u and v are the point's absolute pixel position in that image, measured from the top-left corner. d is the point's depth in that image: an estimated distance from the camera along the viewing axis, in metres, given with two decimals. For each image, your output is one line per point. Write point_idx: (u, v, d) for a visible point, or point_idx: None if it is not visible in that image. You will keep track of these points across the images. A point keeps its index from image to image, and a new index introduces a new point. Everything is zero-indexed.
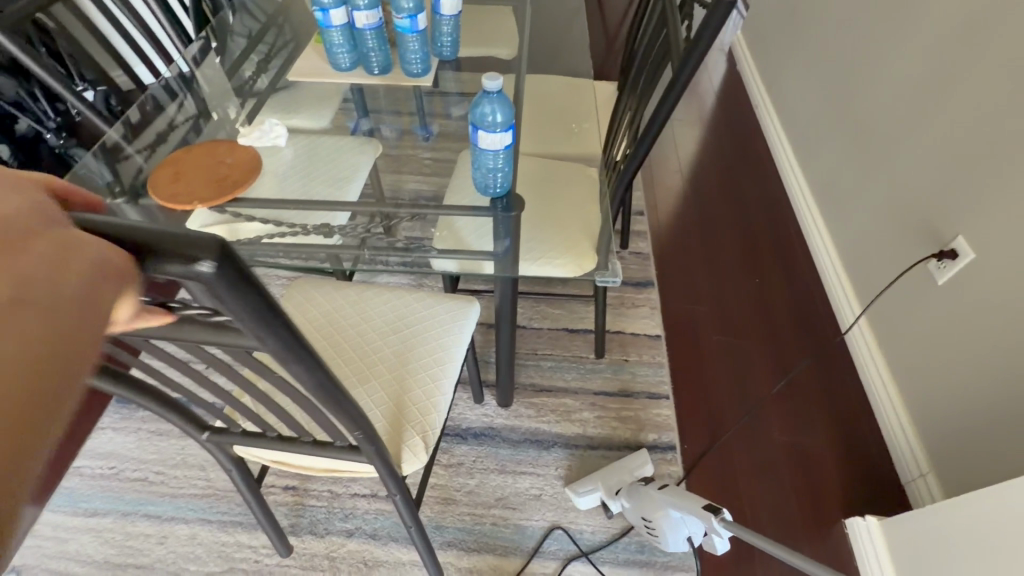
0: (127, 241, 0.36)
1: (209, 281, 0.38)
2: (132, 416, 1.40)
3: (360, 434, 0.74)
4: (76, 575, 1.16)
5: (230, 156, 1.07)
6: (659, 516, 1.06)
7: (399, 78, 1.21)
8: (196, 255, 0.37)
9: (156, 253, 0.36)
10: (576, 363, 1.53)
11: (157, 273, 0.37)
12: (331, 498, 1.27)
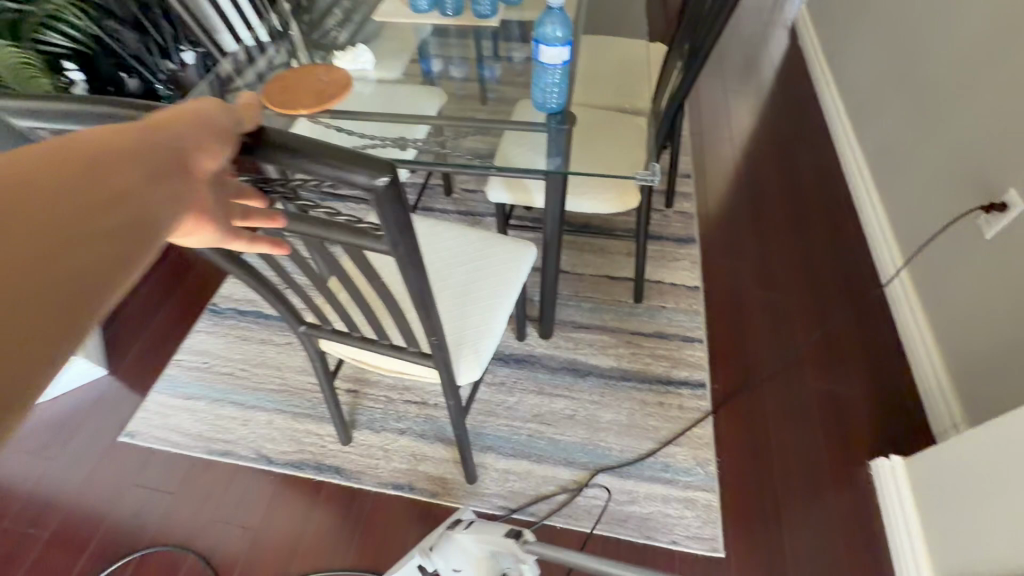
0: (325, 158, 0.50)
1: (379, 192, 0.51)
2: (223, 322, 1.61)
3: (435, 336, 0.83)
4: (176, 442, 1.38)
5: (326, 75, 1.25)
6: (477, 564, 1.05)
7: (470, 19, 1.41)
8: (383, 168, 0.50)
9: (347, 164, 0.49)
10: (614, 306, 1.63)
11: (345, 178, 0.50)
12: (387, 401, 1.43)
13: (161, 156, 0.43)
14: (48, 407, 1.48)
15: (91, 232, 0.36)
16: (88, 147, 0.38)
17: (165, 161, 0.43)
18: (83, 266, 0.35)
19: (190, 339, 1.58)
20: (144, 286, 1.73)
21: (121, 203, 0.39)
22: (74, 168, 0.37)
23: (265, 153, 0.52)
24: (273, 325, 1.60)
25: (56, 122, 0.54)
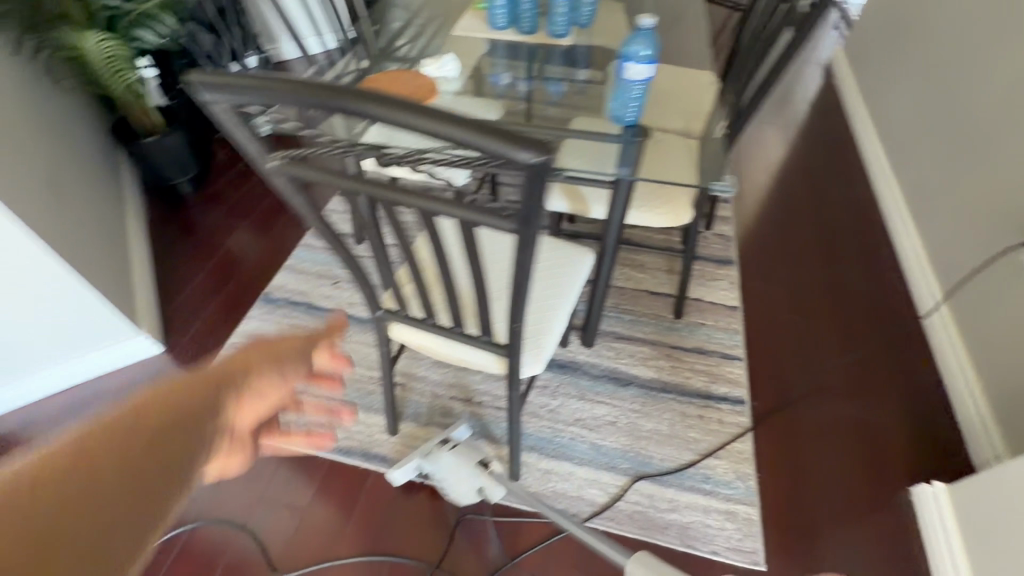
0: (491, 135, 0.52)
1: (535, 167, 0.52)
2: (275, 311, 1.68)
3: (517, 323, 0.86)
4: None
5: (415, 82, 1.33)
6: (450, 478, 1.17)
7: (544, 38, 1.48)
8: (543, 148, 0.52)
9: (511, 141, 0.52)
10: (655, 320, 1.66)
11: (506, 153, 0.52)
12: (433, 396, 1.48)
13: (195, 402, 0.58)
14: (102, 379, 1.53)
15: (116, 470, 0.50)
16: (144, 406, 0.55)
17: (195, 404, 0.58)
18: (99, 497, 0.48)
19: (244, 326, 1.65)
20: (201, 273, 1.81)
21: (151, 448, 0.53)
22: (126, 427, 0.53)
23: (426, 131, 0.54)
24: (324, 317, 1.66)
25: (226, 93, 0.58)
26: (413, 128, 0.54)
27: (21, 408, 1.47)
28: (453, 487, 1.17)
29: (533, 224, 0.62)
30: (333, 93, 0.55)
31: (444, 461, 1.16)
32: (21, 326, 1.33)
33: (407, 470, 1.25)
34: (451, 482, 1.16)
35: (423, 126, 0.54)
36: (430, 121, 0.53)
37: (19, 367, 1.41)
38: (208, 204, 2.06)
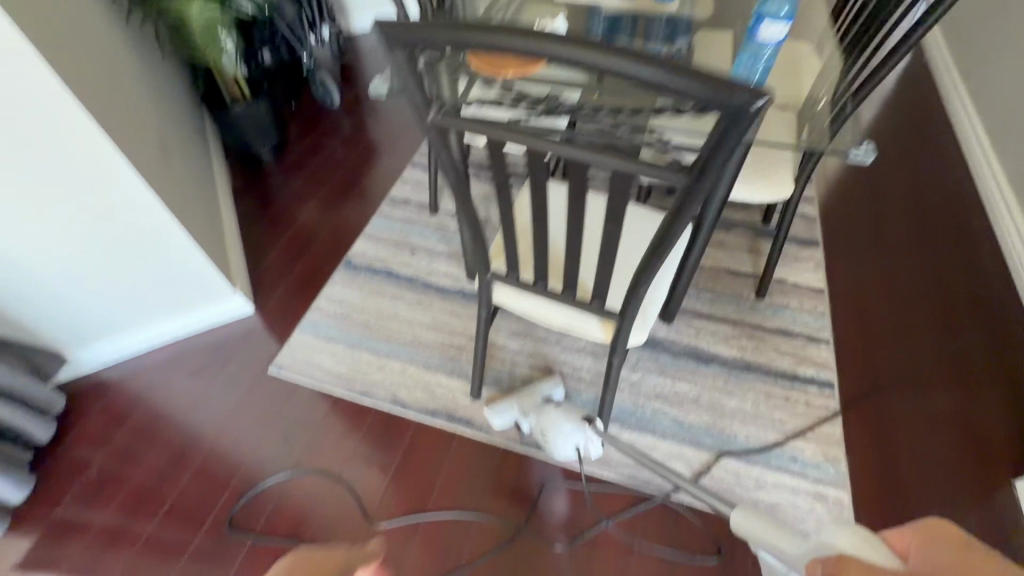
0: (703, 80, 0.50)
1: (751, 114, 0.50)
2: (356, 276, 1.73)
3: (642, 287, 0.86)
4: (320, 379, 1.49)
5: None
6: (555, 429, 1.25)
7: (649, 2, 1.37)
8: (762, 90, 0.49)
9: (728, 83, 0.50)
10: (736, 299, 1.62)
11: (718, 96, 0.50)
12: (513, 364, 1.50)
13: None
14: (196, 334, 1.60)
15: None
16: None
17: None
18: None
19: (327, 290, 1.70)
20: (284, 239, 1.88)
21: None
22: None
23: (629, 74, 0.53)
24: (405, 284, 1.71)
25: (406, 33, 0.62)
26: (613, 73, 0.54)
27: (124, 361, 1.55)
28: (553, 439, 1.25)
29: (710, 181, 0.60)
30: (516, 33, 0.56)
31: (547, 413, 1.27)
32: (138, 278, 1.42)
33: (512, 413, 1.35)
34: (551, 433, 1.25)
35: (627, 67, 0.53)
36: (635, 63, 0.53)
37: (129, 319, 1.50)
38: (287, 173, 2.13)
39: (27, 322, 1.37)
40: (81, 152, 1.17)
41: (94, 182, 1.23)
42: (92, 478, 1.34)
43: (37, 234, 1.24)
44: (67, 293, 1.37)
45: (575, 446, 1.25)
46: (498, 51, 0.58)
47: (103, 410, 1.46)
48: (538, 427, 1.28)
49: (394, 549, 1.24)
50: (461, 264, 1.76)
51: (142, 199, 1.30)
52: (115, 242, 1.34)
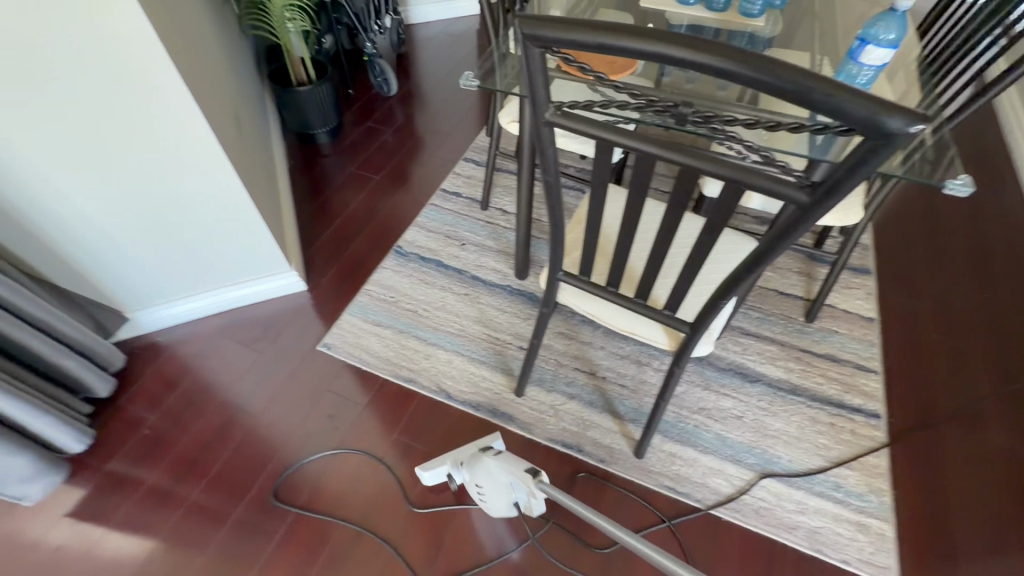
0: (856, 104, 0.51)
1: (904, 139, 0.50)
2: (407, 265, 1.76)
3: (727, 300, 0.86)
4: (368, 360, 1.52)
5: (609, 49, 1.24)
6: (490, 484, 1.16)
7: (734, 17, 1.35)
8: (920, 116, 0.50)
9: (884, 106, 0.50)
10: (785, 321, 1.60)
11: (871, 120, 0.51)
12: (557, 364, 1.51)
13: None
14: (249, 307, 1.64)
15: None
16: None
17: None
18: None
19: (377, 274, 1.73)
20: (336, 222, 1.92)
21: None
22: None
23: (779, 90, 0.54)
24: (453, 275, 1.73)
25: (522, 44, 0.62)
26: (757, 85, 0.55)
27: (179, 325, 1.59)
28: (489, 495, 1.16)
29: (837, 201, 0.61)
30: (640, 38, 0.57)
31: (480, 468, 1.17)
32: (205, 246, 1.46)
33: (448, 466, 1.26)
34: (486, 489, 1.16)
35: (777, 84, 0.54)
36: (788, 80, 0.53)
37: (190, 286, 1.54)
38: (342, 156, 2.17)
39: (95, 278, 1.41)
40: (173, 120, 1.20)
41: (180, 149, 1.25)
42: (146, 435, 1.39)
43: (118, 199, 1.28)
44: (135, 254, 1.40)
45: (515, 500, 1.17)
46: (632, 55, 0.58)
47: (157, 371, 1.50)
48: (471, 482, 1.19)
49: (431, 535, 1.25)
50: (509, 262, 1.78)
51: (220, 171, 1.33)
52: (190, 210, 1.37)
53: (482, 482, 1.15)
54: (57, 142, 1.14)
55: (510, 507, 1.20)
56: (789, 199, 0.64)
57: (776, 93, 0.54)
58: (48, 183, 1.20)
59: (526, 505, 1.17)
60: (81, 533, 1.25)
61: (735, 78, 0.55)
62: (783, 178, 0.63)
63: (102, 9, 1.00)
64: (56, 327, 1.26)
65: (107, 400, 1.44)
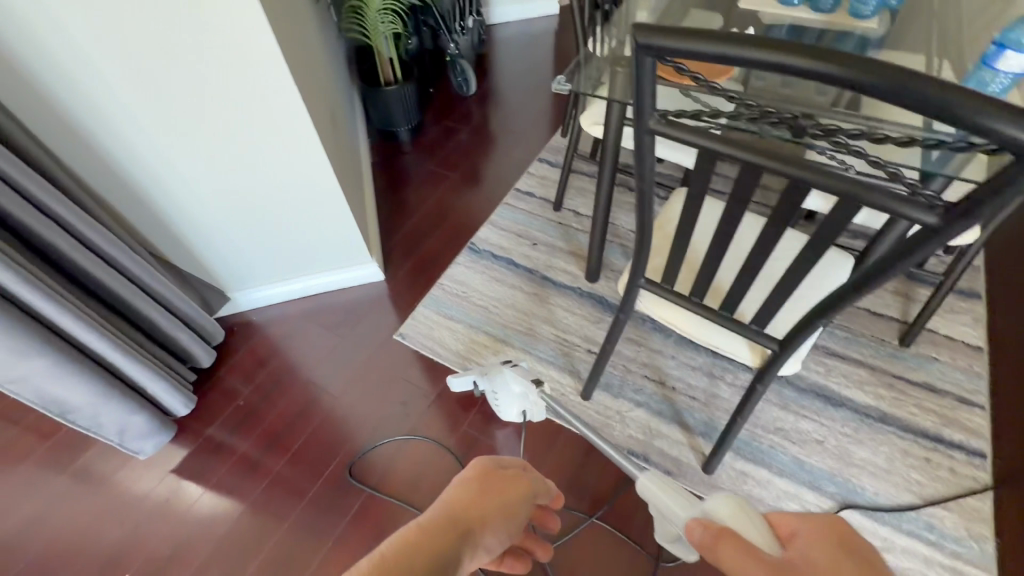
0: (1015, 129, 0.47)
1: None
2: (480, 262, 1.80)
3: (826, 321, 0.82)
4: (441, 353, 1.58)
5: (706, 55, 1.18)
6: (496, 390, 1.25)
7: (843, 19, 1.27)
8: None
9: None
10: (876, 344, 1.49)
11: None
12: (625, 370, 1.49)
13: (501, 496, 0.64)
14: (333, 294, 1.75)
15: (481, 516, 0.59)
16: (467, 491, 0.62)
17: (500, 498, 0.63)
18: (469, 509, 0.59)
19: (452, 270, 1.79)
20: (414, 218, 1.99)
21: (491, 520, 0.60)
22: (475, 493, 0.61)
23: (919, 108, 0.51)
24: (524, 274, 1.75)
25: (637, 54, 0.62)
26: (896, 100, 0.52)
27: (271, 307, 1.72)
28: (499, 400, 1.25)
29: (971, 226, 0.56)
30: (765, 46, 0.55)
31: (493, 374, 1.26)
32: (299, 235, 1.56)
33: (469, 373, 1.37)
34: (496, 394, 1.24)
35: (918, 102, 0.51)
36: (931, 98, 0.50)
37: (282, 272, 1.66)
38: (420, 154, 2.25)
39: (204, 261, 1.54)
40: (284, 119, 1.28)
41: (287, 147, 1.34)
42: (241, 406, 1.52)
43: (229, 191, 1.39)
44: (238, 241, 1.52)
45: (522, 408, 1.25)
46: (754, 66, 0.56)
47: (251, 347, 1.64)
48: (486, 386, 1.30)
49: None
50: (580, 264, 1.78)
51: (319, 168, 1.41)
52: (289, 203, 1.47)
53: (493, 388, 1.24)
54: (185, 141, 1.25)
55: (515, 415, 1.28)
56: (905, 218, 0.61)
57: (917, 108, 0.51)
58: (171, 175, 1.31)
59: (528, 414, 1.25)
60: (182, 491, 1.38)
61: (870, 93, 0.52)
62: (906, 196, 0.59)
63: (235, 23, 1.08)
64: (169, 299, 1.40)
65: (208, 371, 1.59)
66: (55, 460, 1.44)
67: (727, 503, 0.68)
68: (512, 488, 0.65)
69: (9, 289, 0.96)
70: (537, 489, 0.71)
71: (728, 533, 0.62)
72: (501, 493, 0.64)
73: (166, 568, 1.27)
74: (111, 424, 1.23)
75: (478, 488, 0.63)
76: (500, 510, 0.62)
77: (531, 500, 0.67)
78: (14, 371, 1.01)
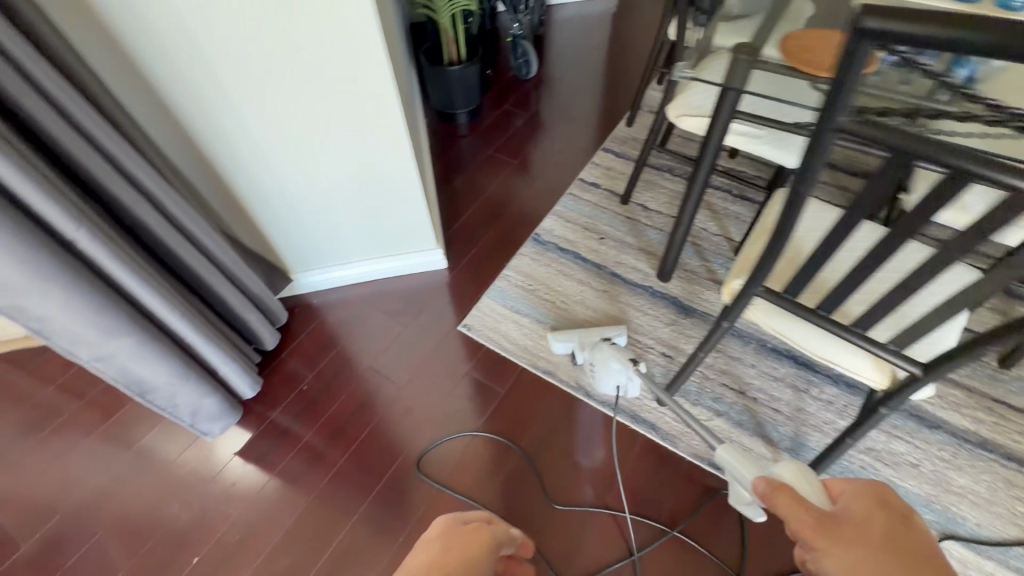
0: None
1: None
2: (545, 254, 1.74)
3: (994, 350, 0.75)
4: (509, 348, 1.53)
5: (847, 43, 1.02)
6: (601, 366, 1.35)
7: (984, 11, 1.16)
8: None
9: None
10: (974, 364, 1.40)
11: None
12: (704, 378, 1.43)
13: (460, 548, 0.60)
14: (395, 280, 1.70)
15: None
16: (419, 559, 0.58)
17: (460, 552, 0.59)
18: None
19: (516, 260, 1.73)
20: (475, 204, 1.93)
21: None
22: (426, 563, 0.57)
23: None
24: (592, 270, 1.69)
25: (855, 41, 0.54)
26: None
27: (331, 291, 1.68)
28: (601, 374, 1.36)
29: None
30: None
31: (600, 349, 1.35)
32: (369, 219, 1.51)
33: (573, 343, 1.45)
34: (598, 364, 1.35)
35: None
36: None
37: (346, 256, 1.62)
38: (479, 137, 2.18)
39: (271, 241, 1.50)
40: (370, 94, 1.21)
41: (370, 124, 1.28)
42: (304, 391, 1.49)
43: (306, 169, 1.34)
44: (308, 222, 1.47)
45: (617, 383, 1.35)
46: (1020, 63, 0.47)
47: (313, 331, 1.60)
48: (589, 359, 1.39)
49: (571, 534, 1.24)
50: (651, 261, 1.70)
51: (399, 148, 1.34)
52: (362, 185, 1.42)
53: (597, 359, 1.34)
54: (268, 115, 1.20)
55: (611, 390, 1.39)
56: None
57: None
58: (252, 152, 1.26)
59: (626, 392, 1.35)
60: (248, 476, 1.36)
61: None
62: None
63: None
64: (242, 279, 1.35)
65: (270, 353, 1.56)
66: (122, 438, 1.44)
67: (789, 470, 0.80)
68: (478, 538, 0.61)
69: (102, 266, 0.92)
70: (505, 539, 0.66)
71: (788, 487, 0.69)
72: (459, 548, 0.60)
73: (234, 555, 1.25)
74: (184, 405, 1.20)
75: (436, 550, 0.59)
76: (463, 563, 0.57)
77: (497, 547, 0.62)
78: (100, 349, 0.98)
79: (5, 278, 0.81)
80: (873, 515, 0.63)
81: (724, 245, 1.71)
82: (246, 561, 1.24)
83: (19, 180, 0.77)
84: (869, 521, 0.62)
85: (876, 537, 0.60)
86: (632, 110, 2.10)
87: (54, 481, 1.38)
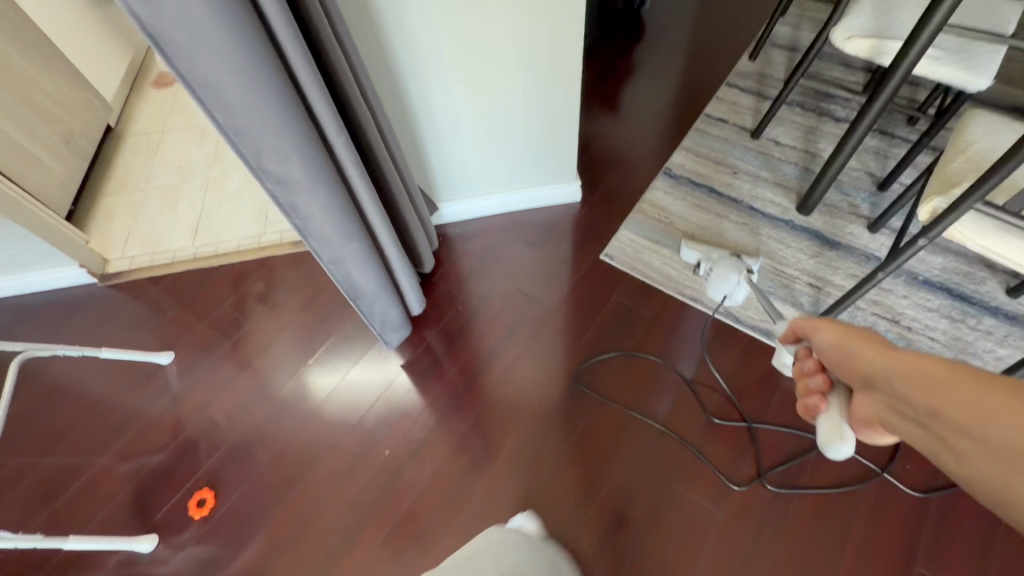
0: None
1: None
2: (678, 188, 1.75)
3: None
4: (653, 276, 1.58)
5: None
6: (718, 272, 1.46)
7: None
8: None
9: None
10: None
11: None
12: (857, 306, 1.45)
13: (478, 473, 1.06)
14: (532, 211, 1.76)
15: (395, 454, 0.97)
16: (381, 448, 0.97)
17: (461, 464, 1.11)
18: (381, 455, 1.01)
19: (651, 194, 1.75)
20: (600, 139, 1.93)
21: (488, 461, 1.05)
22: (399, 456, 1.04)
23: None
24: (727, 203, 1.70)
25: None
26: None
27: (472, 220, 1.75)
28: (713, 279, 1.47)
29: None
30: None
31: (723, 259, 1.46)
32: (521, 147, 1.56)
33: (697, 255, 1.56)
34: (717, 271, 1.45)
35: None
36: None
37: (490, 187, 1.68)
38: (595, 74, 2.16)
39: (428, 170, 1.56)
40: (557, 14, 1.22)
41: (548, 49, 1.30)
42: (459, 312, 1.60)
43: (476, 96, 1.38)
44: (465, 148, 1.52)
45: (725, 291, 1.46)
46: None
47: (460, 258, 1.69)
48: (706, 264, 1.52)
49: (730, 446, 1.32)
50: (789, 195, 1.70)
51: (570, 71, 1.36)
52: (523, 114, 1.46)
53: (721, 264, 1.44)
54: (461, 40, 1.24)
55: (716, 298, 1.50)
56: None
57: None
58: (435, 76, 1.30)
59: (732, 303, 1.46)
60: (422, 385, 1.50)
61: None
62: None
63: None
64: (419, 203, 1.41)
65: (425, 277, 1.67)
66: (296, 355, 1.60)
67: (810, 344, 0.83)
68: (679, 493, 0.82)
69: (347, 172, 1.00)
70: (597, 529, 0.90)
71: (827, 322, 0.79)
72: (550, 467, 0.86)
73: (418, 452, 1.40)
74: (379, 313, 1.30)
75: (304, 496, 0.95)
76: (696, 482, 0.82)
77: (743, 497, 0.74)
78: (336, 251, 1.07)
79: (291, 175, 0.89)
80: (850, 344, 0.70)
81: (865, 180, 1.69)
82: (431, 457, 1.39)
83: (311, 84, 0.83)
84: (851, 352, 0.69)
85: (868, 360, 0.65)
86: (759, 42, 2.04)
87: (246, 390, 1.56)
